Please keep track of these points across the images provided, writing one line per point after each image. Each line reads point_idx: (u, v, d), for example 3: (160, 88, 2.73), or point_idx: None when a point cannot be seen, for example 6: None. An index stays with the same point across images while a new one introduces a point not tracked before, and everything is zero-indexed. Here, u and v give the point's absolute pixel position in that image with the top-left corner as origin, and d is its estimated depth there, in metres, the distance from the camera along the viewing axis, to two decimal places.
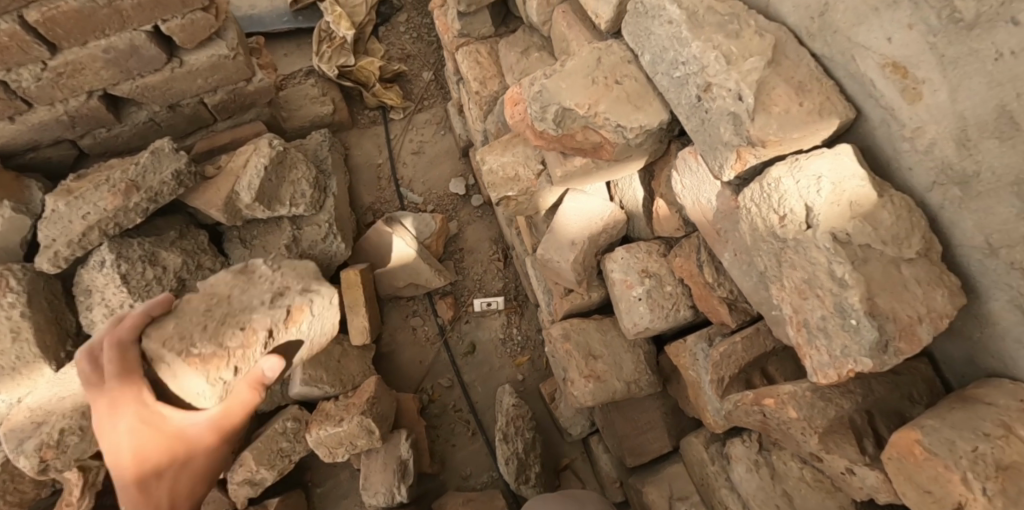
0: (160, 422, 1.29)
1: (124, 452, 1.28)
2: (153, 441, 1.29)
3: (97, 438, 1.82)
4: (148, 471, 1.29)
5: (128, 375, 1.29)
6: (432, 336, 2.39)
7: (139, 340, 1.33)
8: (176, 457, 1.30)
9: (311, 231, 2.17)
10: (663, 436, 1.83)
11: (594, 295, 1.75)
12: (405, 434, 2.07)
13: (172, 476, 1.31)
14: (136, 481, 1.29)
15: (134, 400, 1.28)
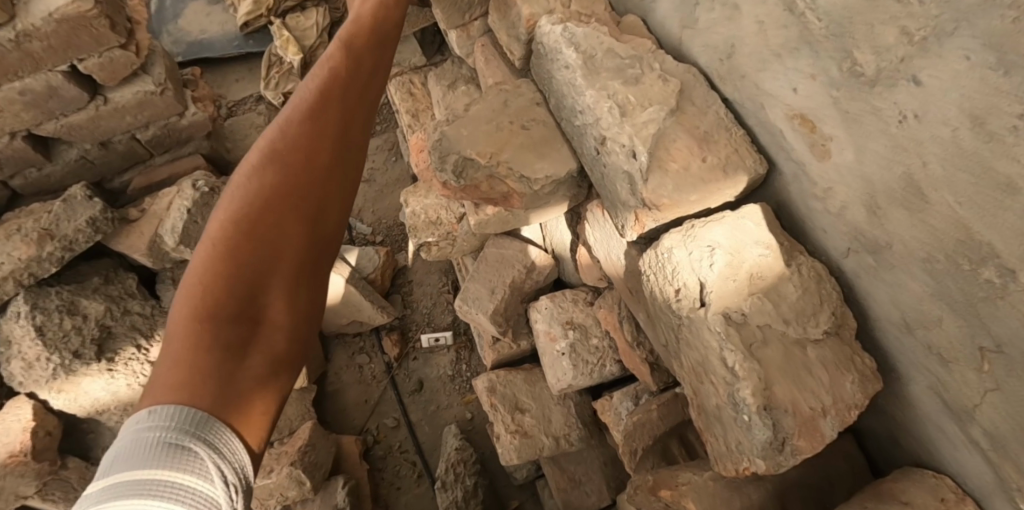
0: (319, 152, 1.08)
1: (251, 187, 1.03)
2: (276, 177, 1.04)
3: (13, 495, 1.71)
4: (261, 209, 1.02)
5: (339, 77, 1.13)
6: (378, 375, 2.31)
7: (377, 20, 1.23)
8: (312, 252, 1.06)
9: None
10: (601, 489, 1.73)
11: (522, 344, 1.64)
12: (341, 482, 1.97)
13: (252, 251, 1.00)
14: (220, 244, 0.99)
15: (307, 113, 1.09)
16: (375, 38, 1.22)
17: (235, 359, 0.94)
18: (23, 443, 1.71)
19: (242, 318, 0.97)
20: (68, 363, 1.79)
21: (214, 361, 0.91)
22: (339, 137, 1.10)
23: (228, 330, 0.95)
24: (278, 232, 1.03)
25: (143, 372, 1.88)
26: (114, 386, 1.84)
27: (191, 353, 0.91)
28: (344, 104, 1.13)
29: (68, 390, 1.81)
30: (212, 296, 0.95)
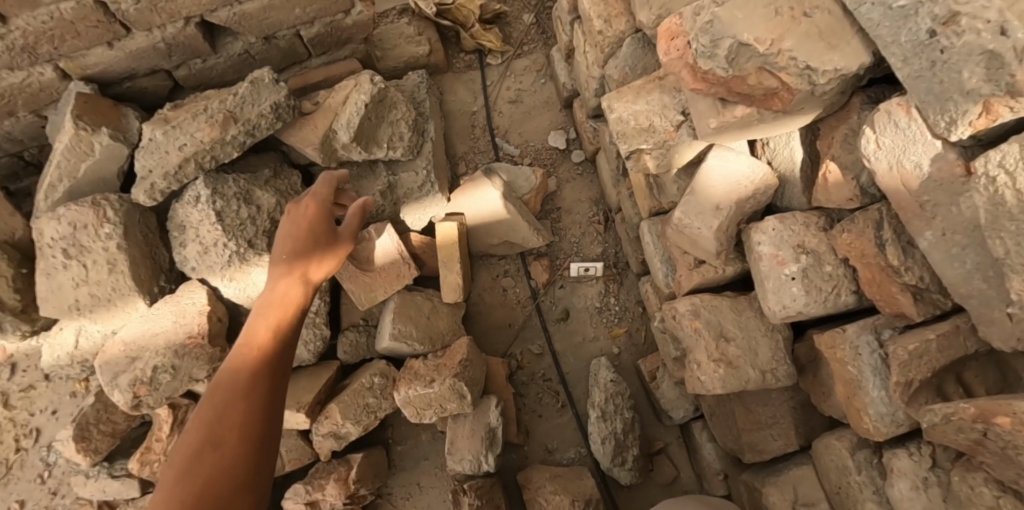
0: (269, 370, 1.23)
1: (262, 360, 1.24)
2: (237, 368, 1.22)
3: (188, 378, 1.72)
4: (239, 390, 1.19)
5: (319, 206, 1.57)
6: (523, 299, 2.21)
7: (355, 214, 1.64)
8: (249, 418, 1.15)
9: (406, 178, 2.04)
10: (789, 433, 1.63)
11: (730, 269, 1.52)
12: (495, 402, 1.92)
13: (221, 429, 1.13)
14: (235, 390, 1.19)
15: (306, 291, 1.43)
16: (312, 216, 1.55)
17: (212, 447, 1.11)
18: (200, 326, 1.73)
19: (220, 430, 1.13)
20: (243, 252, 1.78)
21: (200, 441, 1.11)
22: (292, 322, 1.35)
23: (245, 431, 1.14)
24: (257, 418, 1.16)
25: None
26: None
27: (211, 424, 1.13)
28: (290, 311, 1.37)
29: (239, 279, 1.81)
30: (231, 428, 1.13)
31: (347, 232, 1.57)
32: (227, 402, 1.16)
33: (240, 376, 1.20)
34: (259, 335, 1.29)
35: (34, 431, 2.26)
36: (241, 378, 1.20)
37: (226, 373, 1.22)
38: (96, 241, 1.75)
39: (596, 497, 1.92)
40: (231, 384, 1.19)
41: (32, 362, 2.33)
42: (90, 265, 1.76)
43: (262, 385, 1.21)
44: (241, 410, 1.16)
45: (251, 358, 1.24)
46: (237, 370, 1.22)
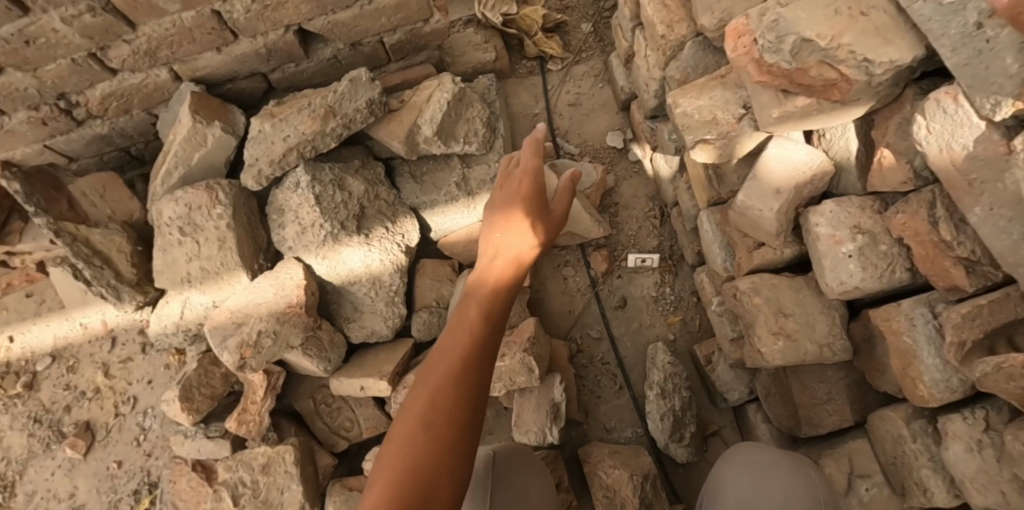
0: (479, 359, 1.26)
1: (460, 348, 1.26)
2: (459, 343, 1.27)
3: (285, 343, 1.92)
4: (447, 386, 1.21)
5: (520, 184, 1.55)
6: (582, 288, 2.38)
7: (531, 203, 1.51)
8: (454, 421, 1.18)
9: (479, 170, 2.19)
10: (844, 409, 1.72)
11: (788, 250, 1.64)
12: (558, 379, 2.08)
13: (436, 450, 1.16)
14: (432, 396, 1.20)
15: (483, 314, 1.31)
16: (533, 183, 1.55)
17: (450, 404, 1.20)
18: (298, 296, 1.92)
19: (445, 426, 1.18)
20: (336, 233, 1.97)
21: (422, 409, 1.19)
22: (497, 318, 1.31)
23: (447, 434, 1.17)
24: (463, 411, 1.20)
25: (393, 250, 2.06)
26: (370, 259, 2.03)
27: (429, 445, 1.16)
28: (491, 298, 1.35)
29: (331, 258, 2.00)
30: (427, 416, 1.18)
31: (561, 207, 1.59)
32: (441, 401, 1.20)
33: (426, 384, 1.22)
34: (450, 335, 1.29)
35: (131, 399, 2.46)
36: (432, 384, 1.21)
37: (442, 378, 1.22)
38: (209, 220, 1.97)
39: (654, 472, 2.06)
40: (423, 393, 1.21)
41: (130, 337, 2.54)
42: (201, 242, 1.98)
43: (432, 392, 1.21)
44: (429, 396, 1.20)
45: (475, 368, 1.24)
46: (444, 379, 1.22)
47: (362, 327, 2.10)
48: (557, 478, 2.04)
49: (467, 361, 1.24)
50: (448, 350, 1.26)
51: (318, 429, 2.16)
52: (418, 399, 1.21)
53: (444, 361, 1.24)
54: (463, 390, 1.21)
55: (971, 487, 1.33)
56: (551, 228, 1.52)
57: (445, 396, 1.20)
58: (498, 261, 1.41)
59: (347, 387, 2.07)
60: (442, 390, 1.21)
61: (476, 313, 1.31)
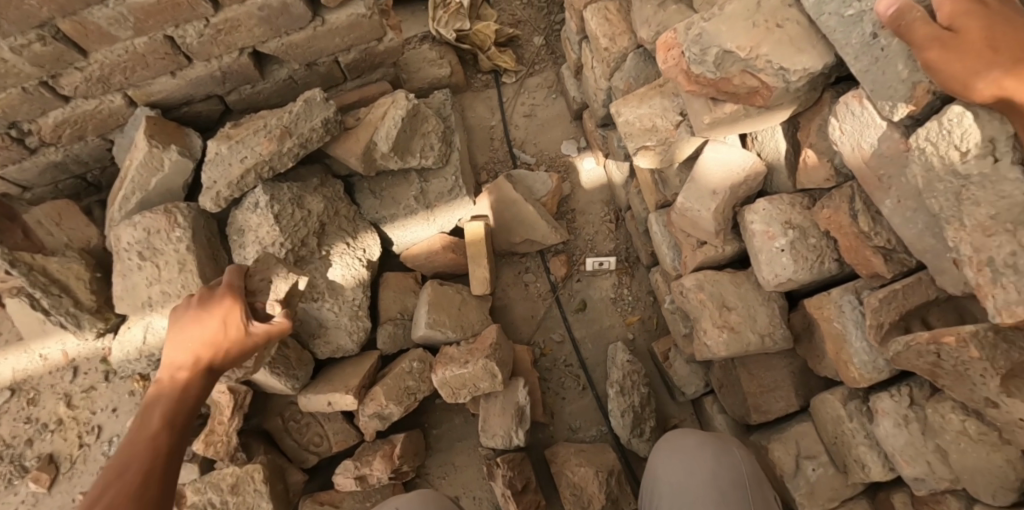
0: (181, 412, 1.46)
1: (180, 400, 1.47)
2: (166, 386, 1.49)
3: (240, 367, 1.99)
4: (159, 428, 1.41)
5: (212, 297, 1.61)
6: (543, 293, 2.46)
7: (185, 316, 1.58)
8: (155, 454, 1.37)
9: (436, 183, 2.27)
10: (790, 396, 1.81)
11: (730, 247, 1.73)
12: (523, 383, 2.13)
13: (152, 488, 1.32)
14: (132, 442, 1.39)
15: (204, 374, 1.54)
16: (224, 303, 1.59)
17: (177, 427, 1.43)
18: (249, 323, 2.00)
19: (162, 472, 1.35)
20: (297, 250, 2.01)
21: (164, 423, 1.42)
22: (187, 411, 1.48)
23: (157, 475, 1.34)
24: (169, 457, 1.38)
25: (355, 265, 2.14)
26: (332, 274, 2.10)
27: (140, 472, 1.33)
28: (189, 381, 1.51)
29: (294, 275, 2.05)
30: (151, 445, 1.38)
31: (260, 331, 1.62)
32: (169, 419, 1.43)
33: (154, 422, 1.42)
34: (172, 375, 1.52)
35: (96, 428, 2.45)
36: (160, 410, 1.45)
37: (156, 416, 1.43)
38: (168, 244, 1.99)
39: (618, 468, 2.14)
40: (150, 422, 1.42)
41: (92, 365, 2.54)
42: (161, 265, 2.00)
43: (160, 422, 1.42)
44: (148, 447, 1.38)
45: (172, 403, 1.46)
46: (155, 429, 1.41)
47: (327, 343, 2.15)
48: (524, 481, 2.08)
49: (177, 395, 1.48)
50: (172, 388, 1.49)
51: (287, 446, 2.19)
52: (151, 423, 1.42)
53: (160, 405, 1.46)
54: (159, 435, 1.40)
55: (901, 459, 1.43)
56: (229, 360, 1.58)
57: (160, 419, 1.42)
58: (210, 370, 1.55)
59: (314, 403, 2.11)
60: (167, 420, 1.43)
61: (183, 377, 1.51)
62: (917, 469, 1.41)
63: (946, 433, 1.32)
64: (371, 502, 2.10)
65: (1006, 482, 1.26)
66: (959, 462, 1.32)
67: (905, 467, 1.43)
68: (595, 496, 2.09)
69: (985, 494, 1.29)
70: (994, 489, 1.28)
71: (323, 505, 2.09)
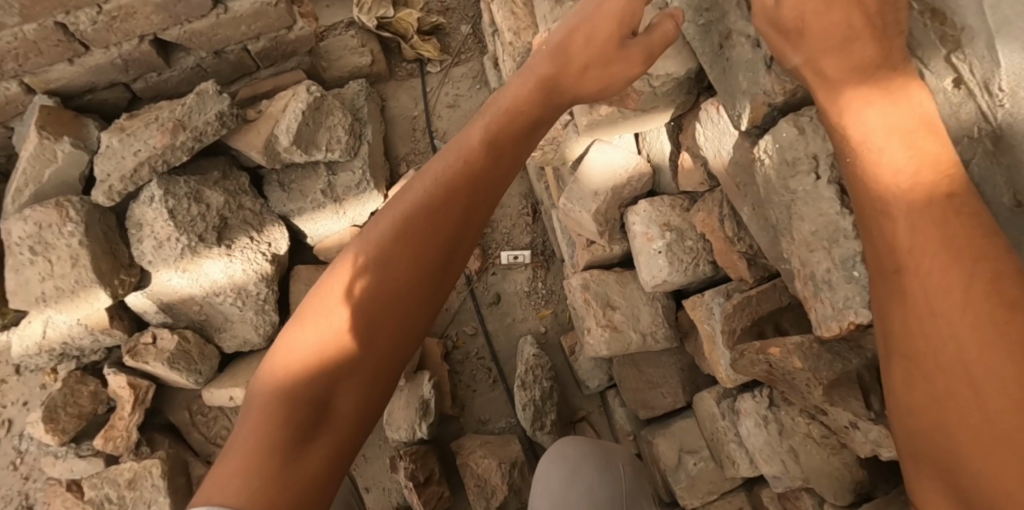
0: (432, 279, 1.09)
1: (435, 254, 1.09)
2: (412, 252, 1.08)
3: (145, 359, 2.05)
4: (348, 306, 1.06)
5: (532, 101, 1.19)
6: (459, 286, 2.50)
7: (503, 129, 1.16)
8: (374, 359, 1.05)
9: (344, 176, 2.25)
10: (676, 392, 1.86)
11: (617, 247, 1.76)
12: (427, 376, 2.16)
13: (313, 390, 1.02)
14: (305, 341, 1.06)
15: (472, 209, 1.12)
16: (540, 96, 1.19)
17: (421, 300, 1.09)
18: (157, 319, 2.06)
19: (305, 379, 1.03)
20: (194, 245, 2.00)
21: (378, 298, 1.05)
22: (439, 269, 1.10)
23: (348, 362, 1.04)
24: (390, 346, 1.06)
25: (257, 259, 2.11)
26: (232, 269, 2.06)
27: (303, 381, 1.03)
28: (436, 203, 1.10)
29: (191, 270, 2.02)
30: (345, 340, 1.04)
31: (526, 97, 1.19)
32: (359, 286, 1.07)
33: (364, 291, 1.06)
34: (425, 192, 1.11)
35: (7, 421, 2.44)
36: (352, 286, 1.07)
37: (409, 275, 1.07)
38: (60, 238, 1.97)
39: (522, 458, 2.19)
40: (367, 289, 1.06)
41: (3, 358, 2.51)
42: (54, 260, 1.98)
43: (359, 301, 1.06)
44: (326, 328, 1.05)
45: (425, 268, 1.08)
46: (405, 294, 1.07)
47: (234, 336, 2.14)
48: (427, 472, 2.12)
49: (384, 242, 1.08)
50: (440, 225, 1.09)
51: (194, 439, 2.21)
52: (377, 292, 1.06)
53: (364, 256, 1.08)
54: (329, 315, 1.06)
55: (761, 458, 1.48)
56: (491, 180, 1.14)
57: (395, 286, 1.06)
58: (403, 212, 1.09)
59: (218, 397, 2.12)
60: (427, 271, 1.08)
61: (415, 224, 1.09)
62: (774, 467, 1.47)
63: (795, 435, 1.40)
64: None
65: (846, 481, 1.33)
66: (808, 463, 1.38)
67: (764, 465, 1.48)
68: (498, 487, 2.14)
69: (828, 493, 1.35)
70: (837, 489, 1.34)
71: None
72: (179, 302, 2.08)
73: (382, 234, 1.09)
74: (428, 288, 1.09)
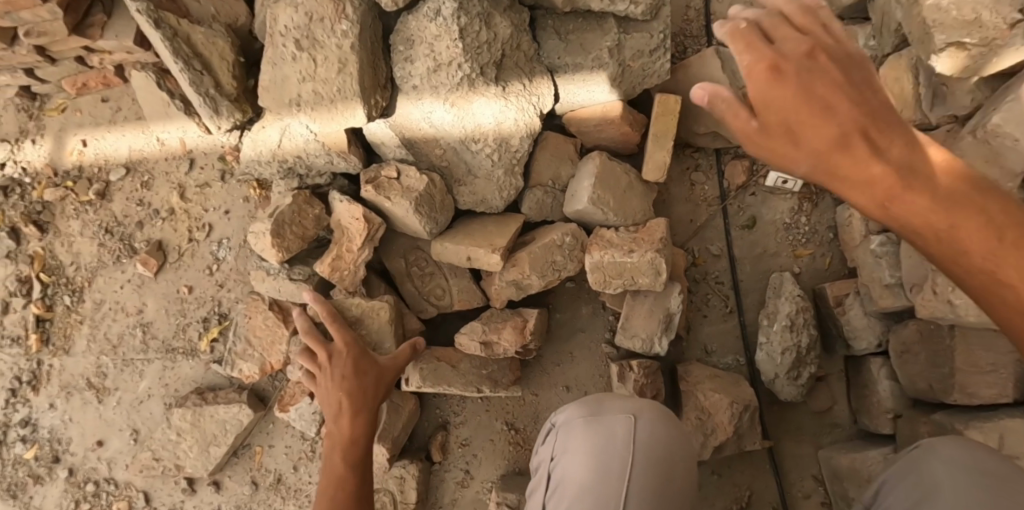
0: (349, 442, 1.78)
1: (354, 434, 1.79)
2: (351, 437, 1.79)
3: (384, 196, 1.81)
4: (347, 471, 1.75)
5: (359, 360, 1.82)
6: (710, 198, 2.12)
7: (361, 383, 1.81)
8: (354, 459, 1.77)
9: (636, 38, 1.87)
10: (1004, 385, 1.57)
11: (1011, 199, 1.42)
12: (680, 288, 1.88)
13: (341, 495, 1.71)
14: (343, 467, 1.76)
15: (372, 402, 1.82)
16: (365, 362, 1.82)
17: (360, 445, 1.79)
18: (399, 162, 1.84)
19: (338, 491, 1.72)
20: (474, 78, 1.71)
21: (354, 438, 1.79)
22: (364, 448, 1.79)
23: (339, 485, 1.73)
24: (363, 460, 1.78)
25: (529, 111, 1.81)
26: (503, 116, 1.78)
27: (329, 491, 1.73)
28: (370, 381, 1.82)
29: (460, 107, 1.76)
30: (345, 477, 1.74)
31: (393, 358, 1.85)
32: (335, 439, 1.80)
33: (341, 461, 1.76)
34: (365, 383, 1.81)
35: (208, 227, 2.32)
36: (340, 452, 1.78)
37: (355, 432, 1.79)
38: (331, 37, 1.70)
39: (754, 404, 1.94)
40: (340, 466, 1.76)
41: (208, 161, 2.34)
42: (320, 61, 1.72)
43: (353, 440, 1.79)
44: (344, 480, 1.74)
45: (366, 427, 1.81)
46: (356, 434, 1.79)
47: (474, 193, 1.90)
48: (655, 392, 1.90)
49: (343, 401, 1.80)
50: (360, 414, 1.80)
51: (407, 292, 2.02)
52: (348, 448, 1.78)
53: (347, 426, 1.79)
54: (356, 439, 1.79)
55: None
56: (375, 381, 1.82)
57: (353, 459, 1.77)
58: (361, 405, 1.80)
59: (451, 254, 1.90)
60: (377, 389, 1.82)
61: (359, 400, 1.80)
62: None
63: None
64: (486, 371, 1.96)
65: None
66: None
67: None
68: (720, 426, 1.92)
69: None
70: None
71: (440, 361, 1.94)
72: (431, 140, 1.83)
73: (332, 436, 1.81)
74: (367, 415, 1.81)
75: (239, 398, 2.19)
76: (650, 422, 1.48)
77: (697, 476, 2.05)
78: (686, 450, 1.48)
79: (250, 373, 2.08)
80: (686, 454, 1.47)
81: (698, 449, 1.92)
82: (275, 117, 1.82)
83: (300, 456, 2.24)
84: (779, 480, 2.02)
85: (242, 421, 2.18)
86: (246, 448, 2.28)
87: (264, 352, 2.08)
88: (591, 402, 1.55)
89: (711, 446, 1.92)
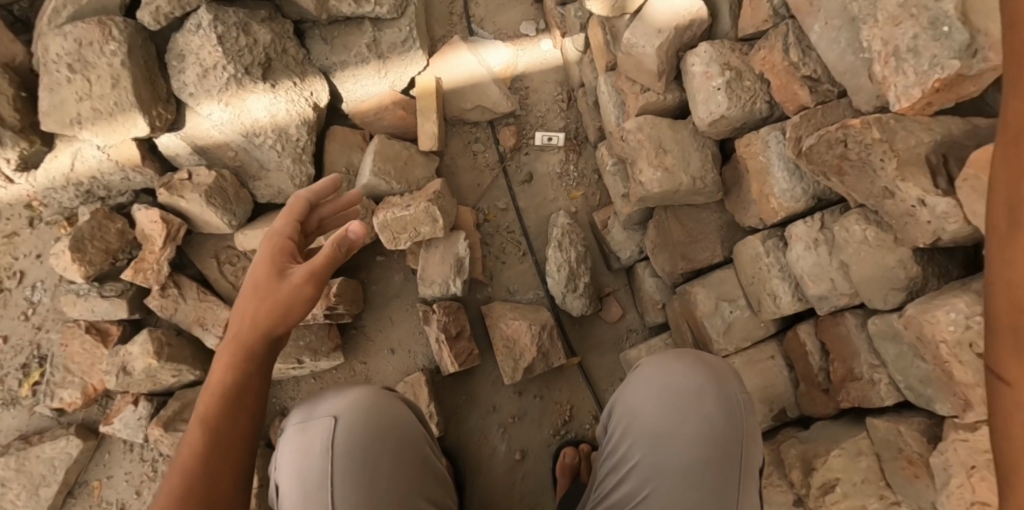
0: (235, 377, 1.32)
1: (227, 362, 1.33)
2: (233, 363, 1.33)
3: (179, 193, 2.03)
4: (215, 415, 1.28)
5: (268, 253, 1.47)
6: (491, 164, 2.49)
7: (268, 266, 1.44)
8: (216, 408, 1.28)
9: (391, 34, 2.25)
10: (715, 247, 1.91)
11: (670, 96, 1.81)
12: (463, 235, 2.18)
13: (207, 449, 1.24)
14: (195, 430, 1.27)
15: (256, 313, 1.38)
16: (285, 247, 1.47)
17: (251, 376, 1.34)
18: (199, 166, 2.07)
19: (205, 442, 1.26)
20: (240, 77, 2.00)
21: (228, 365, 1.33)
22: (247, 374, 1.33)
23: (211, 429, 1.27)
24: (235, 401, 1.30)
25: (300, 102, 2.11)
26: (275, 108, 2.07)
27: (189, 453, 1.24)
28: (254, 304, 1.38)
29: (235, 105, 2.03)
30: (212, 417, 1.28)
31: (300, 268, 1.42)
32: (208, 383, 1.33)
33: (202, 411, 1.29)
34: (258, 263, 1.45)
35: (20, 273, 2.35)
36: (202, 408, 1.29)
37: (221, 384, 1.31)
38: (101, 58, 1.94)
39: (550, 323, 2.22)
40: (210, 403, 1.29)
41: (14, 212, 2.37)
42: (94, 80, 1.95)
43: (226, 371, 1.32)
44: (200, 432, 1.26)
45: (242, 345, 1.34)
46: (232, 362, 1.33)
47: (269, 185, 2.15)
48: (459, 328, 2.15)
49: (234, 320, 1.38)
50: (249, 337, 1.36)
51: (221, 287, 2.19)
52: (218, 376, 1.32)
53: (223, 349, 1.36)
54: (226, 394, 1.30)
55: (808, 280, 1.58)
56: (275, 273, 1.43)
57: (216, 398, 1.30)
58: (245, 312, 1.38)
59: (251, 240, 2.10)
60: (265, 292, 1.39)
61: (244, 309, 1.38)
62: (821, 287, 1.56)
63: (849, 246, 1.48)
64: (304, 342, 2.15)
65: (895, 284, 1.43)
66: (859, 275, 1.47)
67: (810, 287, 1.58)
68: (526, 349, 2.18)
69: (879, 301, 1.46)
70: (886, 293, 1.44)
71: None
72: (220, 141, 2.10)
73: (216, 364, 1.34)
74: (256, 351, 1.35)
75: (66, 431, 2.21)
76: (347, 424, 1.44)
77: (519, 404, 2.27)
78: (402, 430, 1.49)
79: (72, 399, 2.16)
80: (402, 432, 1.48)
81: (510, 373, 2.17)
82: (67, 145, 2.09)
83: (142, 478, 2.24)
84: (590, 387, 2.29)
85: (71, 454, 2.19)
86: (84, 483, 2.26)
87: (84, 375, 2.17)
88: (309, 408, 1.52)
89: (521, 368, 2.18)
